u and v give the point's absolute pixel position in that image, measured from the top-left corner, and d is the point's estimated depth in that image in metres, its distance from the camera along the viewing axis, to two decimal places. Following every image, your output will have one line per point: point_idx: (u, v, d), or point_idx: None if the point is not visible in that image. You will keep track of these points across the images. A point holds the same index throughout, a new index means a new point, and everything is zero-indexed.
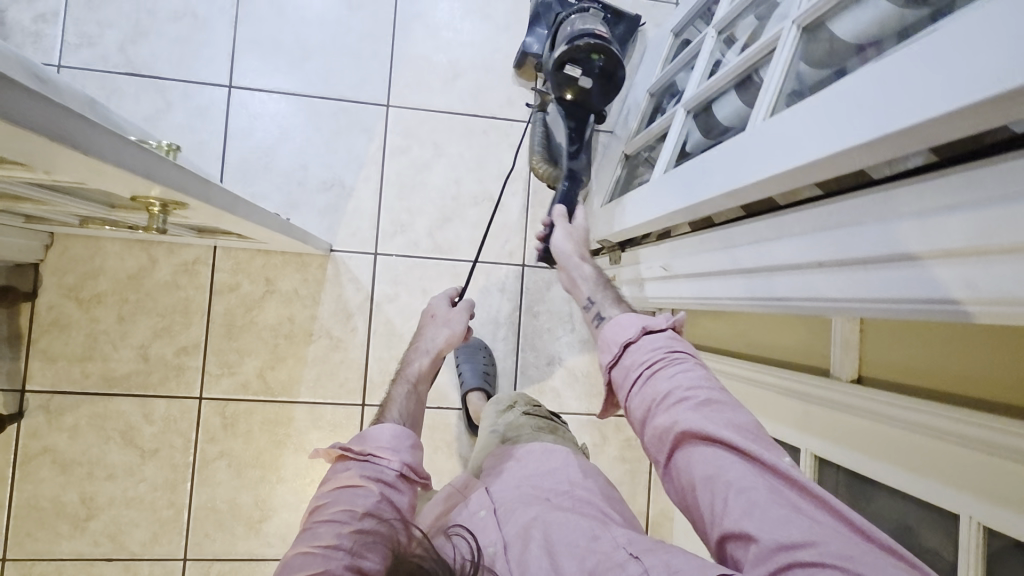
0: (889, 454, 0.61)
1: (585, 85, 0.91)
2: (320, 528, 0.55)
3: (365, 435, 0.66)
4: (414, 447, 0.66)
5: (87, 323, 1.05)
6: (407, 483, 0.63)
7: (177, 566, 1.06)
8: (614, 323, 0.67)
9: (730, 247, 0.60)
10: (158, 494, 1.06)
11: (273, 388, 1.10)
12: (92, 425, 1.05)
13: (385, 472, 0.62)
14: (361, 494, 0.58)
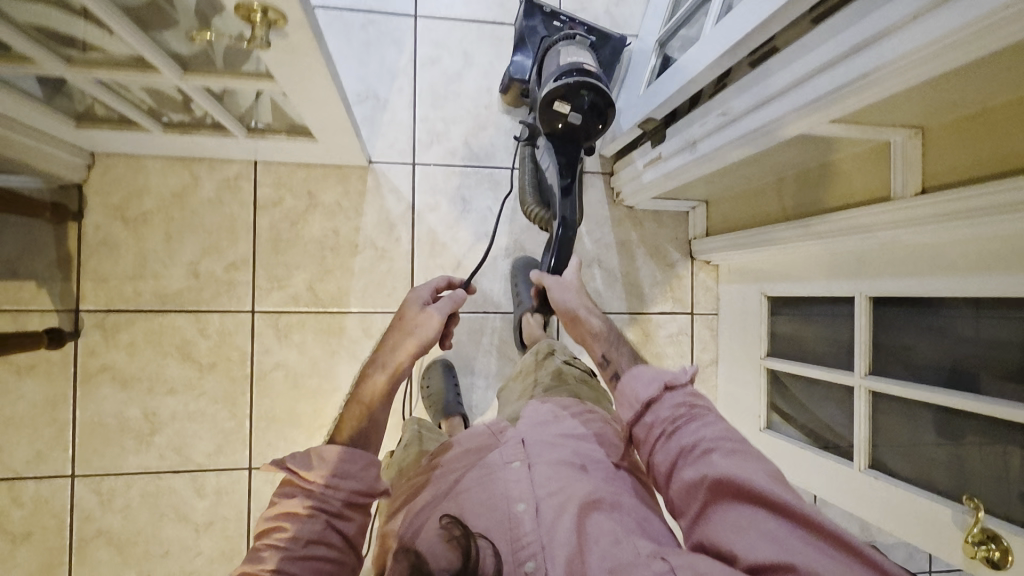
0: (973, 264, 0.66)
1: (575, 120, 0.90)
2: (266, 553, 0.57)
3: (314, 455, 0.62)
4: (369, 466, 0.63)
5: (135, 242, 1.06)
6: (359, 508, 0.62)
7: (242, 476, 1.09)
8: (630, 377, 0.69)
9: (790, 59, 0.63)
10: (219, 407, 1.08)
11: (323, 299, 1.12)
12: (148, 342, 1.06)
13: (331, 502, 0.60)
14: (309, 524, 0.59)
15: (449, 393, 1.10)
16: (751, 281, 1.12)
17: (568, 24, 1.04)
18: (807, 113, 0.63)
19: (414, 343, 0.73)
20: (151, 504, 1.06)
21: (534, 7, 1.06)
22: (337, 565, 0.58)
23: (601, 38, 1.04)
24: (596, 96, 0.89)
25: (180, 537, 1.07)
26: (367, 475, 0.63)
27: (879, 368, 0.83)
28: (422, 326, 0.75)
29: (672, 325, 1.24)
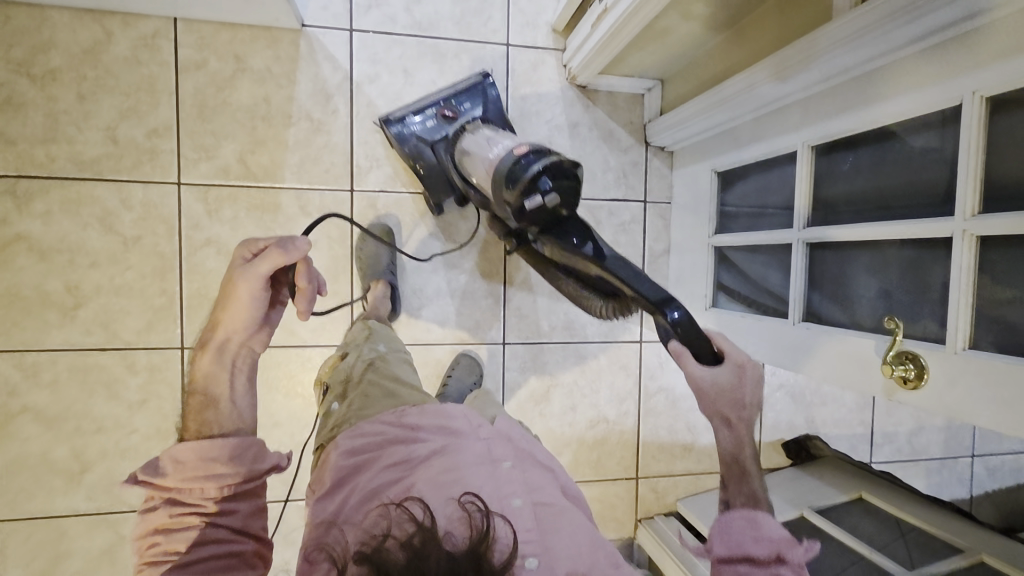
0: (899, 81, 0.65)
1: (554, 201, 0.79)
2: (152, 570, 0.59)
3: (167, 462, 0.63)
4: (234, 458, 0.65)
5: (44, 102, 0.98)
6: (234, 498, 0.64)
7: (176, 355, 1.05)
8: (747, 514, 0.71)
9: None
10: (148, 282, 1.03)
11: (256, 173, 1.06)
12: (65, 213, 0.99)
13: (202, 501, 0.62)
14: (200, 529, 0.61)
15: (380, 258, 1.08)
16: (702, 159, 1.09)
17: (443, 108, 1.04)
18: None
19: (239, 320, 0.71)
20: (79, 381, 1.02)
21: (400, 124, 1.04)
22: (231, 557, 0.61)
23: (472, 96, 1.07)
24: (558, 173, 0.79)
25: (111, 416, 1.03)
26: (244, 461, 0.65)
27: (818, 219, 0.82)
28: (235, 297, 0.70)
29: (623, 212, 1.22)
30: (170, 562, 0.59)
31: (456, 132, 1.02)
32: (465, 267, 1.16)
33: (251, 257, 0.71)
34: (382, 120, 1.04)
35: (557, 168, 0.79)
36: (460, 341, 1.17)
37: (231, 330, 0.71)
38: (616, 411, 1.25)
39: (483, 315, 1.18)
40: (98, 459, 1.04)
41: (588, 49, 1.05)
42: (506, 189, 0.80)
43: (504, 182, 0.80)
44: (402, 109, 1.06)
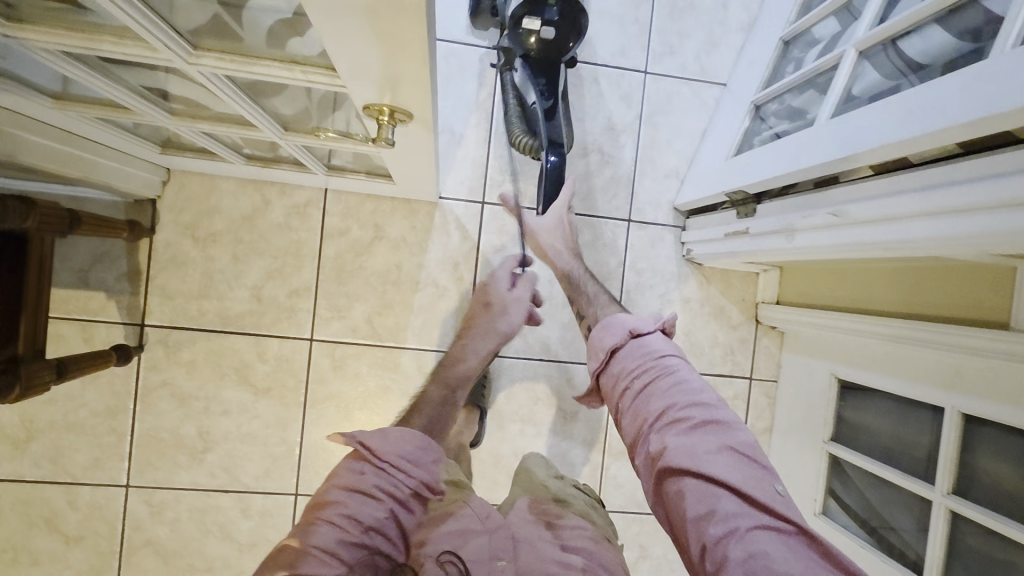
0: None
1: (549, 32, 0.91)
2: (323, 526, 0.59)
3: (386, 435, 0.69)
4: (434, 463, 0.70)
5: (203, 262, 1.06)
6: (417, 500, 0.67)
7: (287, 501, 1.09)
8: (603, 326, 0.75)
9: (913, 189, 0.60)
10: (271, 431, 1.09)
11: (380, 333, 1.11)
12: (207, 362, 1.07)
13: (400, 488, 0.65)
14: (367, 504, 0.62)
15: (476, 386, 1.08)
16: (821, 359, 1.07)
17: None
18: (912, 245, 0.62)
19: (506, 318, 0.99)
20: (198, 519, 1.08)
21: None
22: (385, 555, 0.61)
23: None
24: (570, 19, 0.93)
25: (222, 554, 1.09)
26: (422, 459, 0.69)
27: (964, 489, 0.79)
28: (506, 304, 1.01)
29: (728, 388, 1.20)
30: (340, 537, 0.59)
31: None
32: (567, 432, 1.17)
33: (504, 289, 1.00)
34: None
35: (571, 10, 0.93)
36: None
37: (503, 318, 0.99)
38: None
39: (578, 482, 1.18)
40: None
41: (709, 248, 1.06)
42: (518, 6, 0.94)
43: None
44: None
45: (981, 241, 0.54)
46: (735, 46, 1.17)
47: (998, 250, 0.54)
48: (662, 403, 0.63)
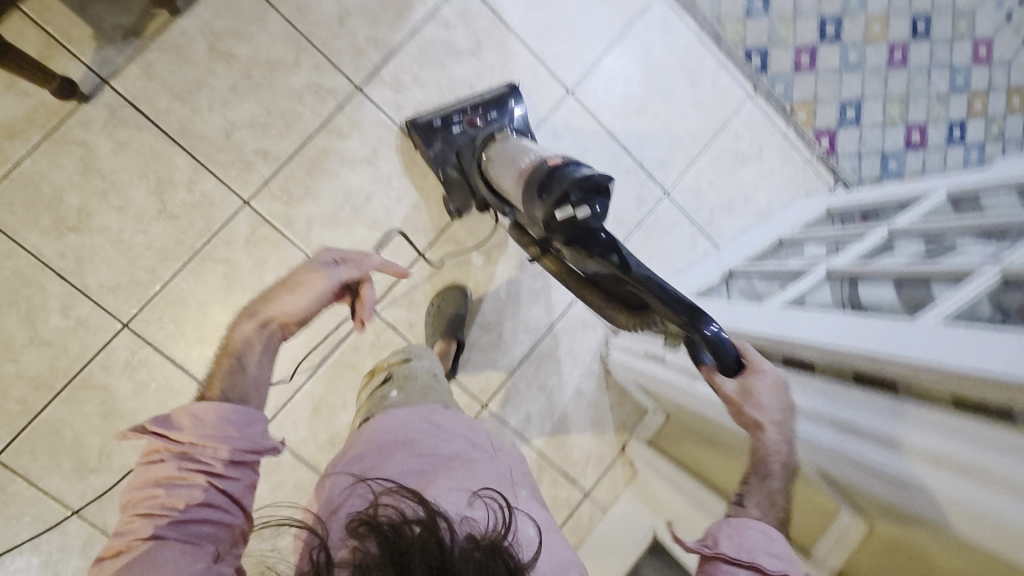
0: None
1: (589, 215, 0.73)
2: (185, 471, 0.52)
3: (185, 416, 0.53)
4: (252, 421, 0.55)
5: (202, 71, 1.02)
6: (242, 466, 0.54)
7: (112, 327, 1.00)
8: (762, 528, 0.58)
9: (805, 391, 0.68)
10: (148, 254, 1.01)
11: (309, 240, 1.08)
12: (136, 157, 1.00)
13: (212, 464, 0.52)
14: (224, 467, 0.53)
15: (451, 319, 1.09)
16: (652, 510, 1.13)
17: (471, 119, 1.06)
18: (821, 453, 0.63)
19: (296, 309, 0.63)
20: (14, 286, 0.97)
21: (425, 130, 1.07)
22: (205, 522, 0.51)
23: (500, 105, 1.08)
24: (603, 191, 0.74)
25: (10, 337, 0.97)
26: (233, 426, 0.54)
27: None
28: (306, 287, 0.64)
29: (563, 490, 1.21)
30: (178, 465, 0.52)
31: (490, 133, 1.03)
32: None
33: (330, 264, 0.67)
34: (410, 123, 1.08)
35: (590, 176, 0.74)
36: None
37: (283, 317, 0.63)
38: None
39: None
40: None
41: (626, 359, 1.12)
42: (538, 204, 0.76)
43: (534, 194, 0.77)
44: (428, 112, 1.09)
45: (840, 458, 0.61)
46: (741, 225, 1.28)
47: (842, 473, 0.62)
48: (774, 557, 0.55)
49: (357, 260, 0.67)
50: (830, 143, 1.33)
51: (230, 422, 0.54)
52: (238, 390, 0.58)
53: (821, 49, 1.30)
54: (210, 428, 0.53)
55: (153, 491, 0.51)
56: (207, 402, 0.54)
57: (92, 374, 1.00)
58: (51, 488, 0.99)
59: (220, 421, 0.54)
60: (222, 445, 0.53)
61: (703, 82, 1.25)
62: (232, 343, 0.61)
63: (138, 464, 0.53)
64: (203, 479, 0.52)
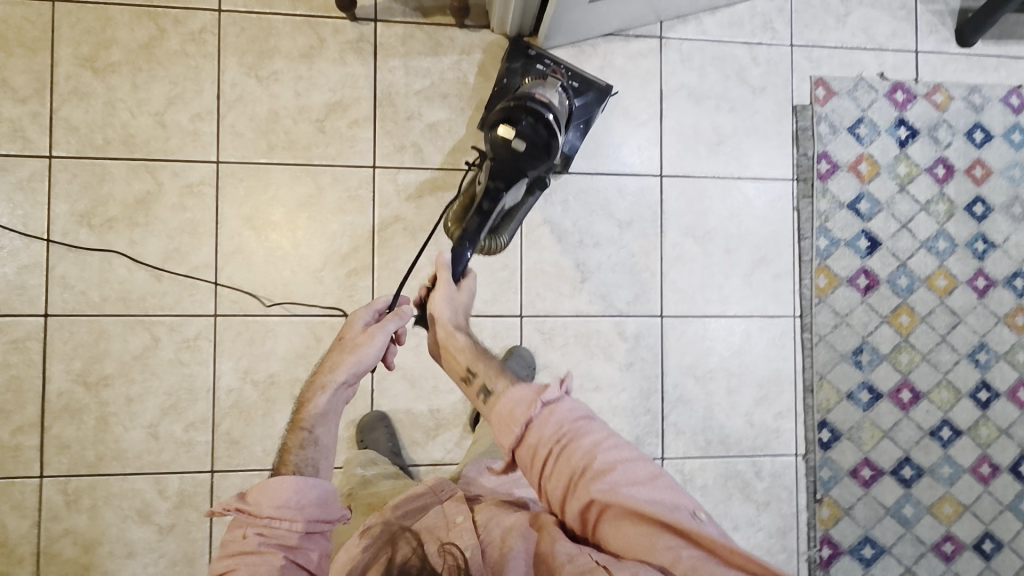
0: None
1: (517, 147, 0.93)
2: (257, 553, 0.70)
3: (267, 488, 0.75)
4: (320, 495, 0.77)
5: (438, 69, 1.17)
6: (305, 540, 0.74)
7: (209, 154, 1.11)
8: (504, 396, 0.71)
9: None
10: (281, 136, 1.13)
11: (384, 228, 1.15)
12: (343, 77, 1.15)
13: (284, 538, 0.72)
14: (299, 545, 0.73)
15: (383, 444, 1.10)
16: None
17: (552, 67, 1.11)
18: None
19: (358, 360, 0.91)
20: (189, 75, 1.11)
21: (521, 47, 1.13)
22: None
23: (579, 88, 1.12)
24: (545, 152, 0.95)
25: (147, 99, 1.10)
26: (307, 502, 0.76)
27: None
28: (362, 343, 0.92)
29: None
30: (256, 549, 0.70)
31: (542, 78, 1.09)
32: None
33: (372, 319, 0.97)
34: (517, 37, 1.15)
35: (546, 128, 0.94)
36: (209, 423, 1.09)
37: (348, 373, 0.91)
38: None
39: (238, 448, 1.10)
40: (103, 85, 1.09)
41: None
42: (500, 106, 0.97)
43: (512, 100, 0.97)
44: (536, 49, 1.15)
45: None
46: None
47: None
48: (578, 464, 0.63)
49: (398, 315, 0.94)
50: (828, 557, 1.23)
51: (305, 497, 0.76)
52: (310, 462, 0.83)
53: (887, 479, 1.24)
54: (286, 503, 0.74)
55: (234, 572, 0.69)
56: (281, 481, 0.76)
57: (162, 169, 1.10)
58: (52, 209, 1.07)
59: (297, 500, 0.75)
60: (297, 519, 0.74)
61: (768, 408, 1.23)
62: (303, 409, 0.91)
63: (223, 541, 0.73)
64: (281, 552, 0.71)
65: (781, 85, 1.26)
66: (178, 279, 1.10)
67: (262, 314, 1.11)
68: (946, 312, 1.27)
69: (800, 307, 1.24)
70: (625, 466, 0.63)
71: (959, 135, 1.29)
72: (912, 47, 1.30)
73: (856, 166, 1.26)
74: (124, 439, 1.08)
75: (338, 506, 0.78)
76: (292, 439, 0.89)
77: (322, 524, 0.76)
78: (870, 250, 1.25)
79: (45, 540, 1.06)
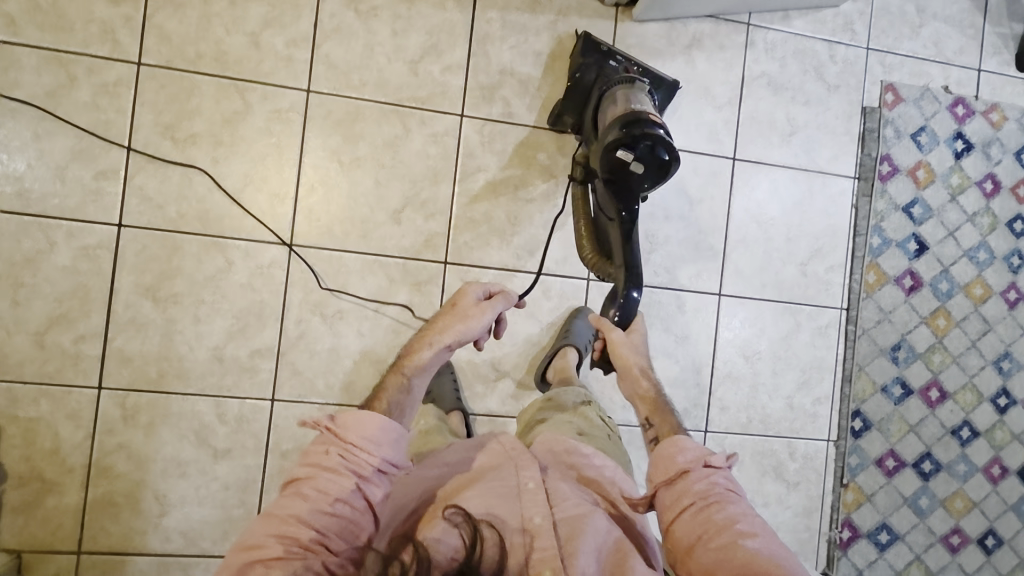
0: None
1: (637, 169, 0.96)
2: (336, 468, 0.65)
3: (360, 415, 0.68)
4: (404, 441, 0.68)
5: (533, 26, 1.17)
6: (380, 476, 0.66)
7: (301, 82, 1.10)
8: (674, 442, 0.74)
9: None
10: (374, 73, 1.12)
11: (465, 177, 1.15)
12: (441, 21, 1.14)
13: (360, 465, 0.65)
14: (372, 479, 0.66)
15: (446, 392, 1.12)
16: None
17: (626, 65, 1.09)
18: None
19: (466, 331, 0.80)
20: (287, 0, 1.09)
21: (593, 44, 1.09)
22: (349, 520, 0.63)
23: (654, 83, 1.11)
24: (661, 170, 0.97)
25: (244, 18, 1.08)
26: (392, 441, 0.67)
27: None
28: (473, 318, 0.82)
29: None
30: (336, 463, 0.65)
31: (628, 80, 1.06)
32: (356, 364, 1.12)
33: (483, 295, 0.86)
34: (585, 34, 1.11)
35: (666, 148, 0.95)
36: (275, 352, 1.09)
37: (455, 338, 0.80)
38: (163, 527, 1.06)
39: (300, 380, 1.10)
40: None
41: None
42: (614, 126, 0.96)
43: (622, 120, 0.95)
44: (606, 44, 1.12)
45: None
46: None
47: None
48: (719, 522, 0.65)
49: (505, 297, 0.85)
50: (848, 539, 1.29)
51: (390, 438, 0.67)
52: (399, 405, 0.72)
53: (908, 470, 1.31)
54: (369, 435, 0.66)
55: (310, 477, 0.64)
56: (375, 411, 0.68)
57: (252, 93, 1.08)
58: (137, 117, 1.05)
59: (385, 435, 0.67)
60: (375, 454, 0.66)
61: (808, 393, 1.29)
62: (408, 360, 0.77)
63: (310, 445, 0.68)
64: (355, 478, 0.64)
65: (854, 85, 1.30)
66: (257, 204, 1.08)
67: (338, 249, 1.11)
68: (978, 320, 1.34)
69: (847, 301, 1.30)
70: (766, 537, 0.64)
71: (1010, 154, 1.36)
72: (975, 64, 1.36)
73: (914, 171, 1.31)
74: (188, 358, 1.07)
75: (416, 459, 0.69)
76: (389, 379, 0.75)
77: (398, 467, 0.67)
78: (917, 253, 1.31)
79: (99, 451, 1.04)
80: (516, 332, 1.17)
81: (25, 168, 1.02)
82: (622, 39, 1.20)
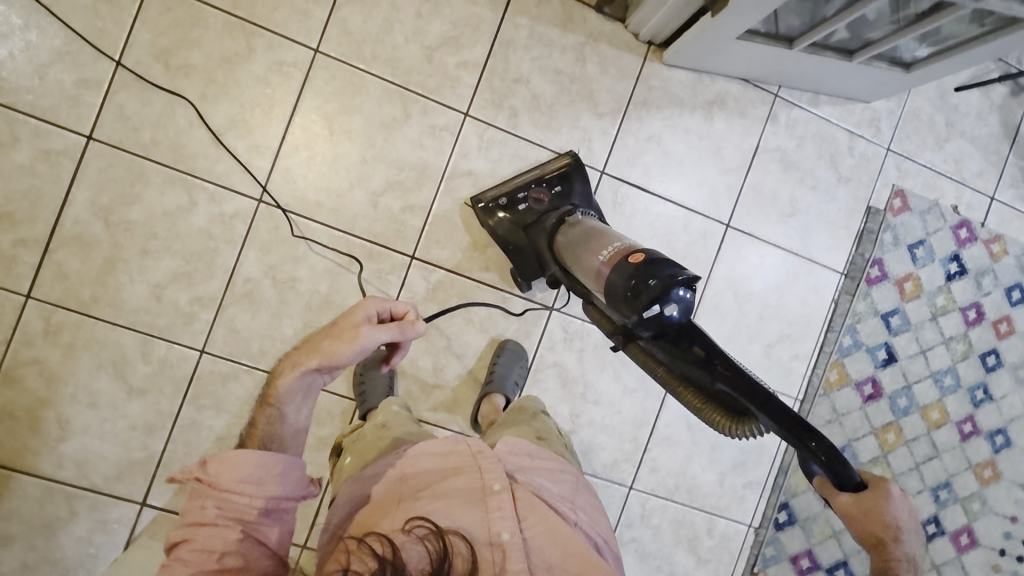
0: None
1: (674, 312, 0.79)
2: (216, 520, 0.61)
3: (228, 457, 0.64)
4: (289, 470, 0.66)
5: (560, 43, 1.14)
6: (269, 513, 0.64)
7: (311, 41, 1.06)
8: None
9: None
10: (387, 50, 1.08)
11: (453, 177, 1.12)
12: (469, 15, 1.11)
13: (243, 508, 0.62)
14: (261, 518, 0.63)
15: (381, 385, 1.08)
16: None
17: (535, 195, 1.09)
18: None
19: (338, 357, 0.70)
20: None
21: (488, 207, 1.09)
22: (246, 562, 0.60)
23: (564, 185, 1.11)
24: (687, 287, 0.79)
25: None
26: (269, 475, 0.64)
27: None
28: (351, 346, 0.70)
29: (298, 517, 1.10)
30: (209, 516, 0.61)
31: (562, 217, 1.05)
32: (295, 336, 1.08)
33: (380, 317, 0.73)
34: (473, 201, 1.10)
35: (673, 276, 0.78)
36: (216, 305, 1.06)
37: (324, 362, 0.70)
38: (56, 452, 1.02)
39: (235, 338, 1.07)
40: None
41: None
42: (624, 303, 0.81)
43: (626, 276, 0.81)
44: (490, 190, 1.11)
45: None
46: None
47: None
48: None
49: (399, 327, 0.70)
50: None
51: (268, 472, 0.64)
52: (274, 439, 0.70)
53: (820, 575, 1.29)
54: (245, 476, 0.63)
55: (189, 536, 0.60)
56: (245, 452, 0.64)
57: (259, 39, 1.04)
58: (134, 33, 1.01)
59: (259, 473, 0.64)
60: (257, 494, 0.63)
61: (741, 474, 1.27)
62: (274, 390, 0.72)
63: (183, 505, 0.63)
64: (239, 526, 0.61)
65: (864, 183, 1.28)
66: (235, 152, 1.05)
67: (306, 217, 1.07)
68: (927, 444, 1.32)
69: (802, 393, 1.28)
70: None
71: (1000, 288, 1.34)
72: (990, 192, 1.34)
73: (902, 282, 1.29)
74: (125, 289, 1.03)
75: (307, 483, 0.67)
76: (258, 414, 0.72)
77: (287, 499, 0.65)
78: (885, 363, 1.29)
79: (11, 360, 1.01)
80: (465, 344, 1.14)
81: (6, 55, 0.97)
82: (646, 78, 1.17)
